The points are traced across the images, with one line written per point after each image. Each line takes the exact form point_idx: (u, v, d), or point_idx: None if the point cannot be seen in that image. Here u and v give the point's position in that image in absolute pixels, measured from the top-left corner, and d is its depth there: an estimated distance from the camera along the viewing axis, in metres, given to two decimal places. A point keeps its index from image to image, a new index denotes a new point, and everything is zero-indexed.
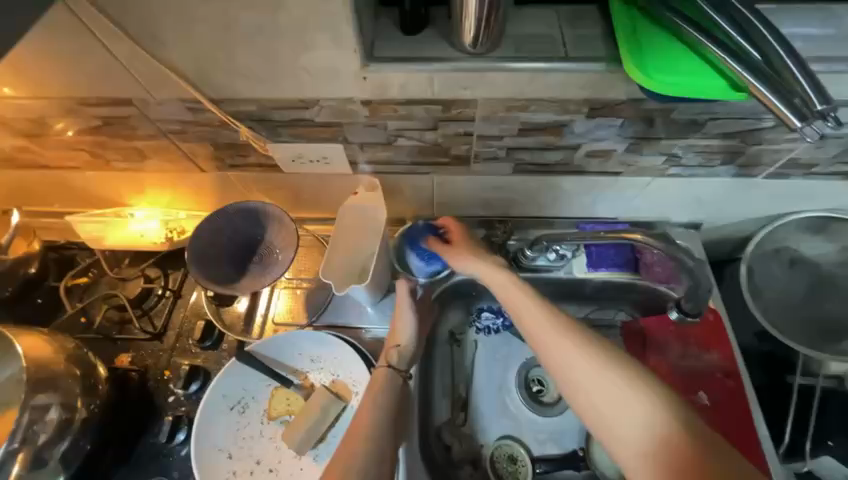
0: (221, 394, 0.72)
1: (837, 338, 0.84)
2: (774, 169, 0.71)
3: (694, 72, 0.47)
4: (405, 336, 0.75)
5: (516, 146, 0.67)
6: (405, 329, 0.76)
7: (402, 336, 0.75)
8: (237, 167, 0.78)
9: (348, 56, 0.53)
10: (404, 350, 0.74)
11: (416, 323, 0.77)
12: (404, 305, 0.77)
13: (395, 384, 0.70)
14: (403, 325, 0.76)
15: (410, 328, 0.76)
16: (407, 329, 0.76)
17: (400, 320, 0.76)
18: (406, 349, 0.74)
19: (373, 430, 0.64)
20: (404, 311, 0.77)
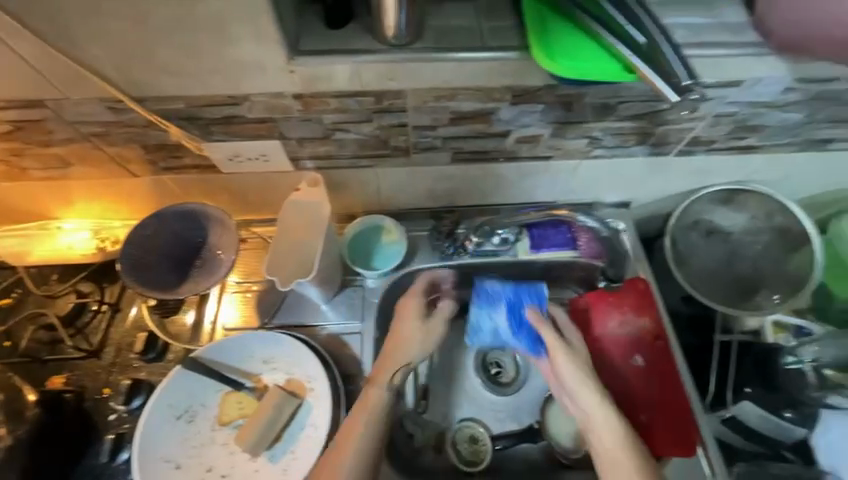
0: (166, 403, 0.70)
1: (752, 294, 0.93)
2: (682, 146, 0.79)
3: (592, 57, 0.51)
4: (410, 355, 0.76)
5: (450, 136, 0.71)
6: (415, 347, 0.77)
7: (411, 355, 0.76)
8: (171, 170, 0.75)
9: (271, 49, 0.53)
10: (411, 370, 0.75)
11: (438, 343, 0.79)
12: (425, 323, 0.79)
13: (386, 405, 0.70)
14: (411, 346, 0.77)
15: (411, 353, 0.77)
16: (418, 348, 0.77)
17: (406, 337, 0.77)
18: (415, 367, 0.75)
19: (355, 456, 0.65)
20: (431, 328, 0.79)
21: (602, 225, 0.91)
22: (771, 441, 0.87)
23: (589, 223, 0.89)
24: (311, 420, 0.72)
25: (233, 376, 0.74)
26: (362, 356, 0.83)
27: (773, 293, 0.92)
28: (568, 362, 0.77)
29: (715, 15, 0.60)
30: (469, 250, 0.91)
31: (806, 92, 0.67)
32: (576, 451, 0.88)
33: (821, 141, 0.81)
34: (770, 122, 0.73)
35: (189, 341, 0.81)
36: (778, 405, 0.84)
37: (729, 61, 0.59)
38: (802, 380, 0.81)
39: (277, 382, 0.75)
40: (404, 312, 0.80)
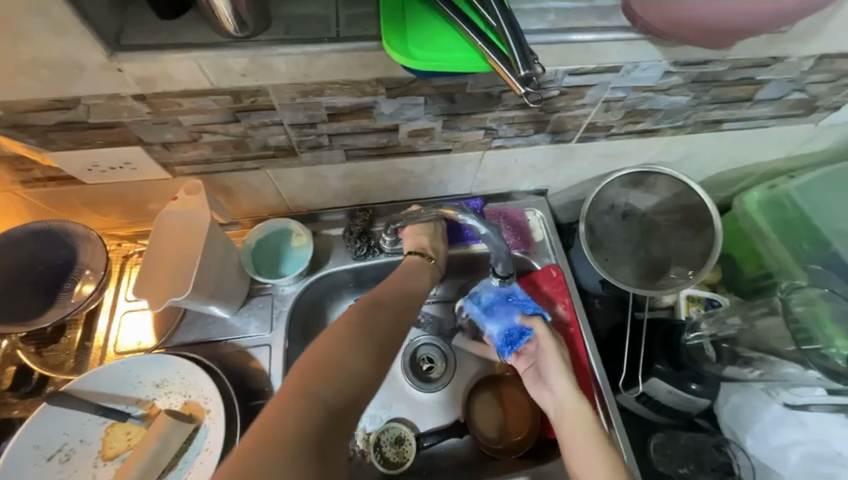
0: (31, 444, 0.63)
1: (662, 273, 0.96)
2: (581, 133, 0.78)
3: (446, 48, 0.48)
4: (435, 246, 0.84)
5: (336, 133, 0.66)
6: (434, 243, 0.84)
7: (430, 250, 0.83)
8: (25, 184, 0.67)
9: (82, 45, 0.46)
10: (438, 264, 0.83)
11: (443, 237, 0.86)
12: (434, 229, 0.85)
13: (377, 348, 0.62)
14: (426, 243, 0.83)
15: (439, 244, 0.85)
16: (435, 244, 0.84)
17: (417, 239, 0.83)
18: (435, 260, 0.82)
19: (373, 329, 0.63)
20: (436, 228, 0.85)
21: (484, 223, 0.74)
22: (681, 411, 0.92)
23: (471, 223, 0.73)
24: (206, 444, 0.68)
25: (119, 406, 0.69)
26: (271, 367, 0.79)
27: (686, 269, 0.95)
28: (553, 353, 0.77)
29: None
30: (384, 249, 0.88)
31: (685, 75, 0.67)
32: (497, 442, 0.87)
33: (713, 122, 0.83)
34: (659, 105, 0.74)
35: (71, 371, 0.73)
36: (683, 379, 0.87)
37: (600, 47, 0.58)
38: (701, 352, 0.85)
39: (171, 406, 0.70)
40: (407, 234, 0.84)
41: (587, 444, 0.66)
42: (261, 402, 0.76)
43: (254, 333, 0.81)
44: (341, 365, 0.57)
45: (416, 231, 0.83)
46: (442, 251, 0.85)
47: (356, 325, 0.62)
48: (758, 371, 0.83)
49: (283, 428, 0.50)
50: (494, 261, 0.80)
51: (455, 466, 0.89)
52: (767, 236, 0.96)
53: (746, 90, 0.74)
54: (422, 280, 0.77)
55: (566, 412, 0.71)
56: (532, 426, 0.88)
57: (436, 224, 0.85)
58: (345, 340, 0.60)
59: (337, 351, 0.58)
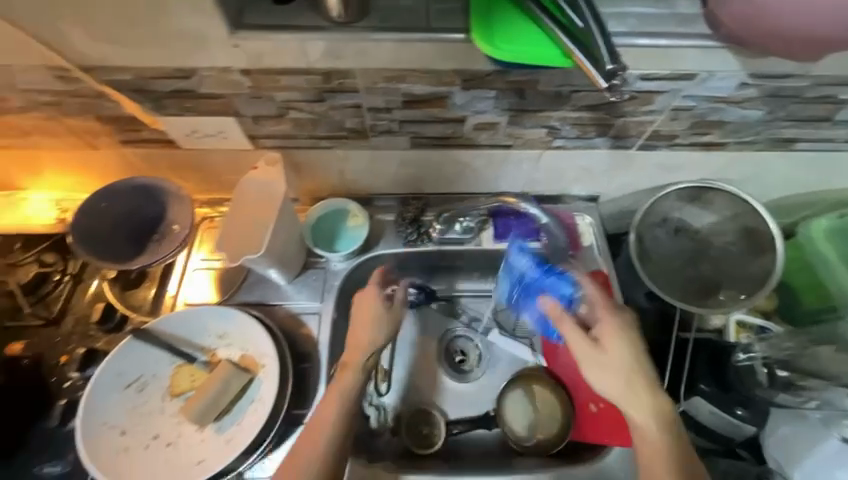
0: (114, 371, 0.72)
1: (714, 293, 0.93)
2: (643, 140, 0.79)
3: (530, 43, 0.51)
4: (372, 341, 0.74)
5: (407, 119, 0.70)
6: (374, 328, 0.75)
7: (371, 338, 0.74)
8: (131, 144, 0.75)
9: (212, 22, 0.53)
10: (373, 354, 0.74)
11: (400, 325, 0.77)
12: (387, 309, 0.76)
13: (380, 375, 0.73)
14: (372, 329, 0.75)
15: (377, 338, 0.74)
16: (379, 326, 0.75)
17: (373, 314, 0.76)
18: (373, 356, 0.74)
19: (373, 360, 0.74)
20: (388, 314, 0.76)
21: (544, 212, 0.85)
22: (722, 436, 0.90)
23: (532, 211, 0.83)
24: (259, 395, 0.73)
25: (187, 349, 0.76)
26: (319, 335, 0.83)
27: (737, 292, 0.91)
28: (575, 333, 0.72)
29: (669, 6, 0.60)
30: (433, 238, 0.92)
31: (762, 88, 0.67)
32: (528, 439, 0.87)
33: (784, 141, 0.81)
34: (730, 118, 0.73)
35: (148, 313, 0.82)
36: (730, 403, 0.86)
37: (679, 53, 0.59)
38: (751, 376, 0.84)
39: (230, 356, 0.76)
40: (363, 300, 0.77)
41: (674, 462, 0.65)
42: (307, 365, 0.81)
43: (304, 302, 0.86)
44: (348, 395, 0.70)
45: (367, 300, 0.76)
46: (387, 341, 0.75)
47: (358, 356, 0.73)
48: (814, 402, 0.81)
49: (318, 447, 0.66)
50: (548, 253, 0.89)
51: (482, 457, 0.90)
52: (833, 266, 0.91)
53: (824, 108, 0.73)
54: (344, 382, 0.71)
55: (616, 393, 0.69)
56: (565, 427, 0.88)
57: (393, 311, 0.76)
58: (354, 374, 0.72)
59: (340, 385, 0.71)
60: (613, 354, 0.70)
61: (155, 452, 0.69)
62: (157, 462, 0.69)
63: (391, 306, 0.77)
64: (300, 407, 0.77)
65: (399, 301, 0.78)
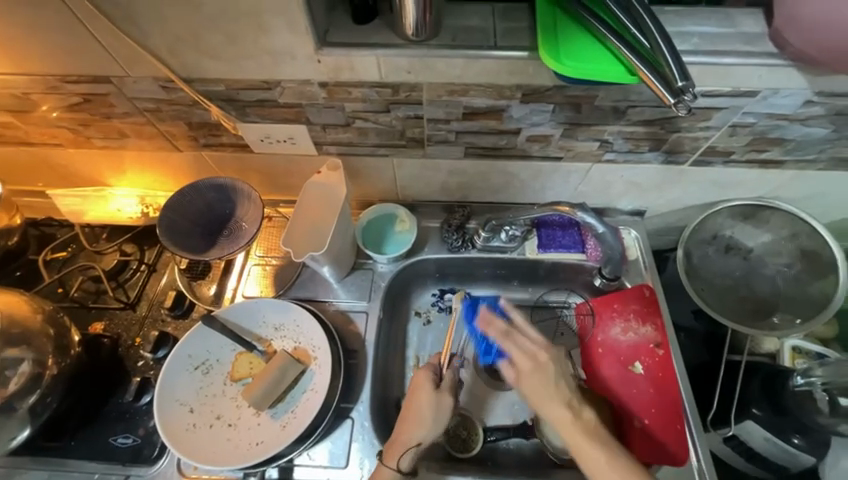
0: (186, 353, 0.78)
1: (767, 315, 0.90)
2: (697, 156, 0.79)
3: (596, 61, 0.54)
4: (427, 436, 0.74)
5: (464, 131, 0.74)
6: (424, 428, 0.75)
7: (424, 435, 0.74)
8: (210, 147, 0.82)
9: (302, 40, 0.60)
10: (419, 451, 0.74)
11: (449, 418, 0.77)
12: (435, 400, 0.77)
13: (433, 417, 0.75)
14: (424, 425, 0.75)
15: (439, 428, 0.75)
16: (428, 427, 0.75)
17: (418, 412, 0.76)
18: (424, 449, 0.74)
19: (431, 415, 0.76)
20: (440, 405, 0.76)
21: (601, 223, 0.80)
22: (777, 465, 0.85)
23: (587, 220, 0.78)
24: (311, 385, 0.78)
25: (247, 338, 0.81)
26: (365, 333, 0.87)
27: (792, 316, 0.88)
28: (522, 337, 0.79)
29: (731, 24, 0.61)
30: (476, 244, 0.93)
31: (828, 106, 0.67)
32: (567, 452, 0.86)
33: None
34: (792, 135, 0.73)
35: (211, 302, 0.88)
36: (785, 429, 0.82)
37: (743, 70, 0.60)
38: (813, 403, 0.78)
39: (284, 348, 0.81)
40: (417, 389, 0.78)
41: (592, 457, 0.68)
42: (354, 361, 0.84)
43: (351, 300, 0.90)
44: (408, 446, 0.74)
45: (420, 388, 0.78)
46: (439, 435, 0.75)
47: (415, 412, 0.76)
48: None
49: None
50: (603, 264, 0.89)
51: (521, 467, 0.88)
52: None
53: None
54: (392, 460, 0.72)
55: (533, 383, 0.75)
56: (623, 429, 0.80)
57: (438, 396, 0.77)
58: (413, 427, 0.75)
59: (402, 435, 0.74)
60: (527, 386, 0.76)
61: (218, 432, 0.75)
62: (220, 441, 0.74)
63: (437, 392, 0.77)
64: (347, 401, 0.80)
65: (448, 388, 0.78)
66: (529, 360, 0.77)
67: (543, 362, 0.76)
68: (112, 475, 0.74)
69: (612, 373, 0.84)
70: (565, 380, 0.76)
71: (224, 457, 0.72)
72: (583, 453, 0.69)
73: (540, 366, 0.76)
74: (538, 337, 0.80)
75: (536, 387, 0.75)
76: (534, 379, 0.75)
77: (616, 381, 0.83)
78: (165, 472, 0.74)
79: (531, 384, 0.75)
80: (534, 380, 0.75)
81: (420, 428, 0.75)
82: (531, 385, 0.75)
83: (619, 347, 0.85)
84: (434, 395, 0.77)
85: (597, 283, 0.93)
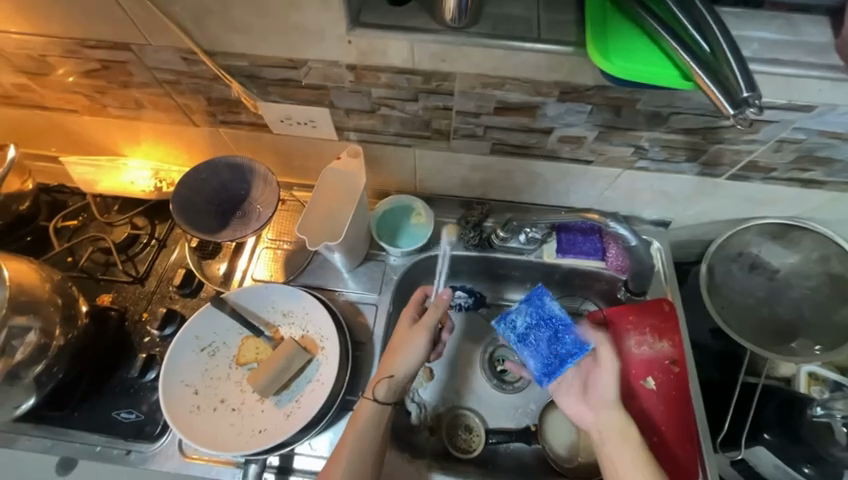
0: (192, 335, 0.77)
1: (787, 339, 0.87)
2: (735, 170, 0.75)
3: (647, 62, 0.50)
4: (402, 370, 0.72)
5: (493, 126, 0.71)
6: (401, 361, 0.73)
7: (398, 367, 0.72)
8: (228, 124, 0.80)
9: (335, 19, 0.57)
10: (395, 384, 0.72)
11: (421, 350, 0.73)
12: (410, 335, 0.74)
13: (409, 350, 0.73)
14: (399, 357, 0.73)
15: (415, 361, 0.72)
16: (403, 359, 0.73)
17: (397, 345, 0.74)
18: (398, 382, 0.72)
19: (406, 348, 0.73)
20: (414, 338, 0.73)
21: (634, 235, 0.76)
22: None
23: (621, 231, 0.75)
24: (318, 376, 0.76)
25: (255, 323, 0.80)
26: (374, 325, 0.85)
27: (813, 342, 0.86)
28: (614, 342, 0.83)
29: (793, 32, 0.57)
30: (493, 244, 0.90)
31: None
32: (569, 460, 0.84)
33: None
34: (840, 155, 0.69)
35: (220, 283, 0.87)
36: (796, 458, 0.80)
37: (801, 83, 0.56)
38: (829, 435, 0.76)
39: (292, 336, 0.79)
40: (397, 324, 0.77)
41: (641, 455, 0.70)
42: (361, 353, 0.83)
43: (362, 291, 0.88)
44: (384, 375, 0.72)
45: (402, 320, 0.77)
46: (411, 366, 0.72)
47: (392, 343, 0.75)
48: None
49: (360, 420, 0.71)
50: (631, 277, 0.86)
51: (522, 473, 0.87)
52: None
53: None
54: (369, 391, 0.72)
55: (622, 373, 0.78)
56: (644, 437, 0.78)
57: (414, 332, 0.74)
58: (389, 358, 0.73)
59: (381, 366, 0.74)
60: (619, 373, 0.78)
61: (222, 416, 0.74)
62: (223, 425, 0.73)
63: (413, 327, 0.75)
64: (353, 393, 0.79)
65: (426, 324, 0.74)
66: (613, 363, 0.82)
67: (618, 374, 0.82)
68: (113, 449, 0.74)
69: (625, 385, 0.81)
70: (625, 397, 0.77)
71: (227, 442, 0.71)
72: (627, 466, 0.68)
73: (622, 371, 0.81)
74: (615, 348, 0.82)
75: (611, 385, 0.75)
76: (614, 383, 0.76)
77: (628, 396, 0.81)
78: (166, 450, 0.74)
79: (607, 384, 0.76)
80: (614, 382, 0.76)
81: (396, 359, 0.73)
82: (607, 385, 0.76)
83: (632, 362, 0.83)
84: (410, 330, 0.75)
85: (621, 296, 0.91)
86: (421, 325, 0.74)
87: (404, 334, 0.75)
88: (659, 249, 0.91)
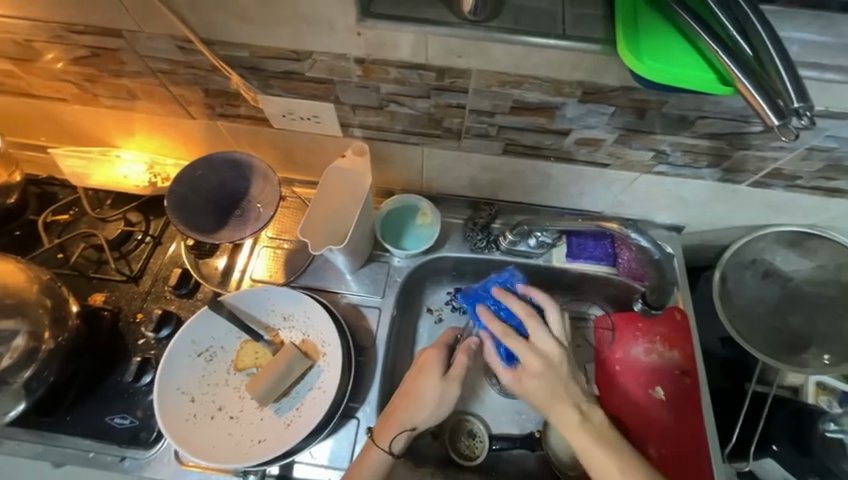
0: (189, 339, 0.74)
1: (800, 350, 0.85)
2: (758, 177, 0.72)
3: (682, 64, 0.47)
4: (426, 423, 0.72)
5: (507, 126, 0.67)
6: (425, 414, 0.72)
7: (421, 419, 0.72)
8: (226, 117, 0.75)
9: (344, 7, 0.53)
10: (413, 435, 0.72)
11: (450, 406, 0.74)
12: (441, 388, 0.73)
13: (435, 403, 0.73)
14: (423, 409, 0.72)
15: (438, 414, 0.73)
16: (428, 413, 0.72)
17: (423, 395, 0.73)
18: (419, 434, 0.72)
19: (435, 404, 0.73)
20: (444, 393, 0.73)
21: (657, 248, 0.69)
22: None
23: (643, 244, 0.69)
24: (319, 383, 0.74)
25: (254, 326, 0.77)
26: (377, 330, 0.82)
27: (825, 353, 0.84)
28: (541, 329, 0.72)
29: (836, 33, 0.53)
30: (501, 247, 0.86)
31: None
32: (571, 468, 0.82)
33: None
34: None
35: (218, 284, 0.83)
36: (802, 469, 0.78)
37: (840, 89, 0.53)
38: None
39: (292, 340, 0.77)
40: (424, 371, 0.75)
41: (592, 451, 0.66)
42: (364, 359, 0.80)
43: (364, 294, 0.85)
44: (403, 425, 0.71)
45: (429, 368, 0.75)
46: (436, 421, 0.73)
47: (416, 392, 0.73)
48: None
49: (368, 465, 0.69)
50: (649, 290, 0.79)
51: None
52: None
53: None
54: (386, 441, 0.70)
55: (546, 366, 0.71)
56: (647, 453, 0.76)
57: (446, 388, 0.73)
58: (413, 407, 0.72)
59: (399, 411, 0.72)
60: (531, 387, 0.71)
61: (219, 424, 0.72)
62: (220, 434, 0.71)
63: (444, 380, 0.74)
64: (355, 400, 0.77)
65: (456, 378, 0.74)
66: (541, 356, 0.71)
67: (554, 362, 0.71)
68: (108, 455, 0.72)
69: (633, 395, 0.80)
70: (576, 382, 0.71)
71: (224, 452, 0.69)
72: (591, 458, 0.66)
73: (550, 368, 0.71)
74: (560, 333, 0.74)
75: (537, 390, 0.70)
76: (538, 385, 0.70)
77: (634, 407, 0.79)
78: (162, 456, 0.72)
79: (534, 387, 0.70)
80: (539, 384, 0.70)
81: (422, 412, 0.72)
82: (534, 387, 0.70)
83: (641, 371, 0.81)
84: (443, 385, 0.73)
85: (635, 308, 0.84)
86: (453, 382, 0.74)
87: (432, 384, 0.74)
88: (674, 254, 0.87)
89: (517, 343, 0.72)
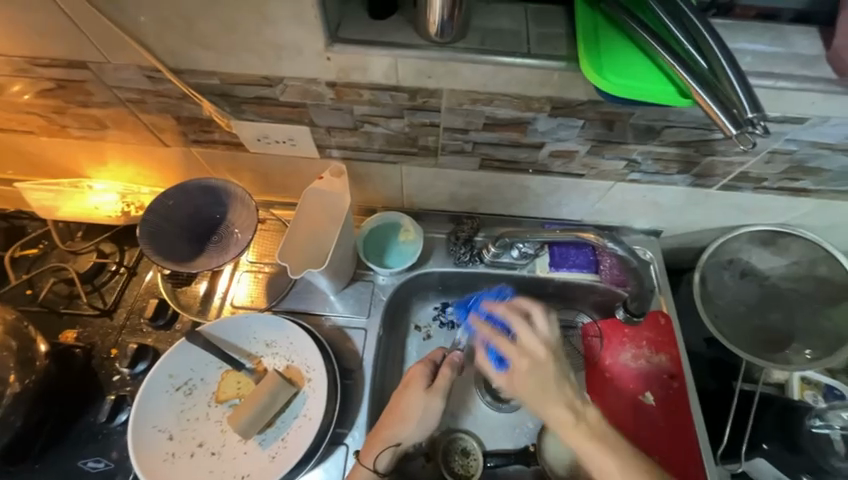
0: (165, 374, 0.72)
1: (781, 346, 0.87)
2: (727, 180, 0.74)
3: (643, 78, 0.48)
4: (411, 439, 0.70)
5: (481, 141, 0.68)
6: (408, 429, 0.71)
7: (405, 435, 0.70)
8: (200, 143, 0.75)
9: (312, 34, 0.53)
10: (397, 452, 0.70)
11: (435, 421, 0.72)
12: (424, 402, 0.72)
13: (419, 417, 0.71)
14: (406, 425, 0.70)
15: (424, 429, 0.72)
16: (411, 428, 0.71)
17: (406, 411, 0.71)
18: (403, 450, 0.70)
19: (417, 418, 0.71)
20: (428, 407, 0.72)
21: (632, 255, 0.70)
22: None
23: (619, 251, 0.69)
24: (304, 411, 0.72)
25: (233, 354, 0.75)
26: (364, 351, 0.80)
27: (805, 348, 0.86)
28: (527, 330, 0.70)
29: (785, 44, 0.56)
30: (484, 259, 0.86)
31: None
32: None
33: None
34: (830, 165, 0.69)
35: (197, 313, 0.81)
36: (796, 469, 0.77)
37: (795, 96, 0.55)
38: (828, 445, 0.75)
39: (275, 367, 0.74)
40: (409, 385, 0.73)
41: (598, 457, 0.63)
42: (350, 382, 0.78)
43: (349, 314, 0.83)
44: (386, 442, 0.69)
45: (413, 383, 0.74)
46: (421, 436, 0.71)
47: (399, 408, 0.72)
48: None
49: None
50: (629, 297, 0.79)
51: None
52: None
53: None
54: (370, 459, 0.69)
55: (533, 365, 0.68)
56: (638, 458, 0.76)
57: (430, 402, 0.72)
58: (396, 424, 0.70)
59: (382, 428, 0.70)
60: (523, 386, 0.68)
61: (200, 462, 0.69)
62: (201, 472, 0.68)
63: (427, 393, 0.73)
64: (342, 426, 0.75)
65: (440, 391, 0.73)
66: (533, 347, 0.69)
67: (542, 358, 0.68)
68: None
69: (622, 401, 0.80)
70: (567, 382, 0.68)
71: None
72: (592, 457, 0.63)
73: (541, 363, 0.68)
74: (546, 330, 0.71)
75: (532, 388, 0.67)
76: (529, 375, 0.68)
77: (623, 412, 0.79)
78: None
79: (525, 379, 0.68)
80: (530, 375, 0.68)
81: (404, 428, 0.70)
82: (526, 379, 0.68)
83: (628, 377, 0.81)
84: (425, 399, 0.72)
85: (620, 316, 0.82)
86: (436, 395, 0.73)
87: (415, 400, 0.72)
88: (653, 259, 0.88)
89: (507, 346, 0.70)
